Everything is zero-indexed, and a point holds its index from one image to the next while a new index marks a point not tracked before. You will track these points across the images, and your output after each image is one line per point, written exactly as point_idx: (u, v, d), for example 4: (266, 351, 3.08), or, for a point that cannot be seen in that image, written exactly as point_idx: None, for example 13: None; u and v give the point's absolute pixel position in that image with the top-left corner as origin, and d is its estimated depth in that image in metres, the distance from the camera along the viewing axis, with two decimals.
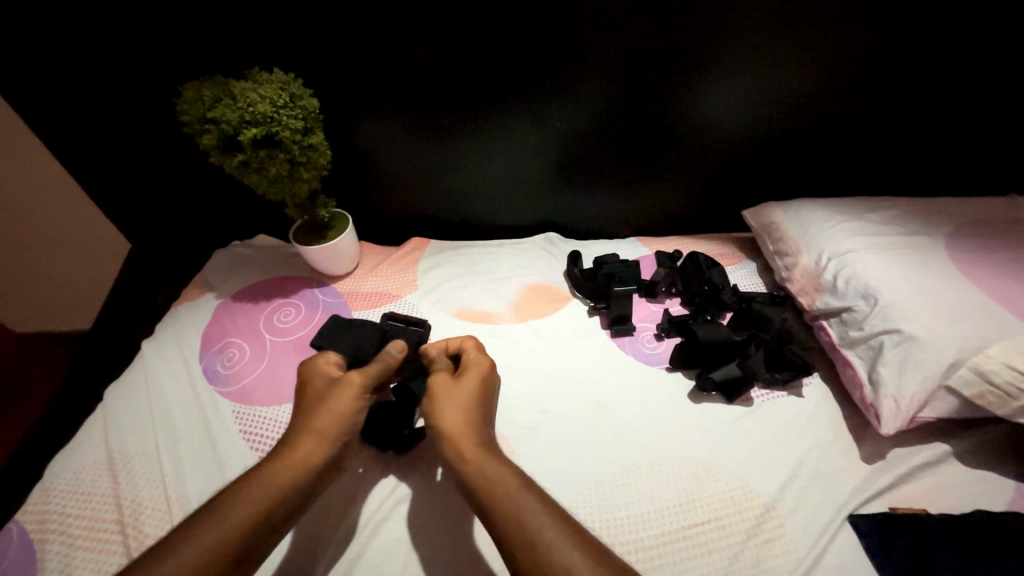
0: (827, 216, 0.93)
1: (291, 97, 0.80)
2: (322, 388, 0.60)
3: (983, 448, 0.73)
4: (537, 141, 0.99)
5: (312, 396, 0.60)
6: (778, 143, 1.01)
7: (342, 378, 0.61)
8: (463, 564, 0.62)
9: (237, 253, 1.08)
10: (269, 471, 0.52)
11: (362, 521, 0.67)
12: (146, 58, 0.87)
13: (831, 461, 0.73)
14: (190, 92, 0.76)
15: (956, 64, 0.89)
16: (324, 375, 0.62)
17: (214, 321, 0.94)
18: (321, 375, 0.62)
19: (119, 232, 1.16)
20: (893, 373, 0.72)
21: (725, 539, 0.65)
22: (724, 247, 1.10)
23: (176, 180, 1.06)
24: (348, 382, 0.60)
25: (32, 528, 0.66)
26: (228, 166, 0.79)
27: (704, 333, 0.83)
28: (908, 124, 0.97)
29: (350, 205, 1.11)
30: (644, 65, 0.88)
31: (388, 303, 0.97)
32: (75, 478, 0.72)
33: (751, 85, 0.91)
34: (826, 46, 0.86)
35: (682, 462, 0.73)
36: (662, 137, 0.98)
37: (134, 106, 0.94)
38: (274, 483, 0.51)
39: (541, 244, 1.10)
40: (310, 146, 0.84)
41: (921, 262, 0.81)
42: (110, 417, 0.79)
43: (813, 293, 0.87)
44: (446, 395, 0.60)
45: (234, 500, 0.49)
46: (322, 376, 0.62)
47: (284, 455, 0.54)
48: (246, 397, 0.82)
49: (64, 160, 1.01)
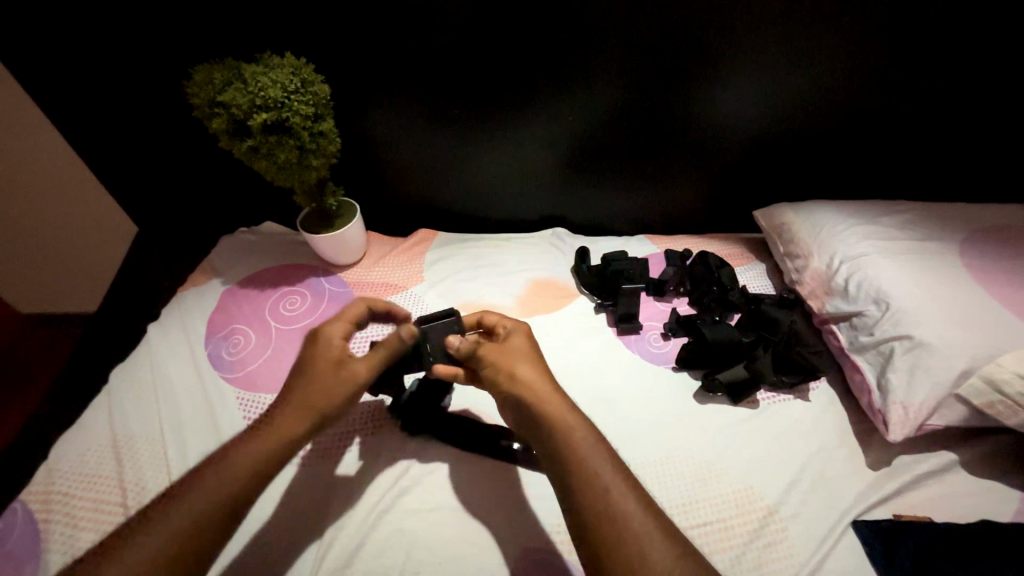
0: (840, 219, 0.92)
1: (302, 83, 0.79)
2: (326, 367, 0.60)
3: (989, 457, 0.73)
4: (547, 135, 0.98)
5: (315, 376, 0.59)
6: (791, 143, 0.99)
7: (348, 369, 0.60)
8: (465, 557, 0.62)
9: (243, 239, 1.08)
10: (223, 462, 0.52)
11: (365, 512, 0.67)
12: (157, 39, 0.87)
13: (835, 466, 0.72)
14: (200, 75, 0.76)
15: (978, 66, 0.87)
16: (333, 355, 0.61)
17: (220, 306, 0.94)
18: (331, 351, 0.61)
19: (126, 214, 1.16)
20: (903, 379, 0.71)
21: (727, 541, 0.65)
22: (734, 247, 1.09)
23: (184, 164, 1.05)
24: (352, 368, 0.60)
25: (37, 508, 0.67)
26: (238, 151, 0.78)
27: (712, 333, 0.83)
28: (926, 127, 0.96)
29: (358, 194, 1.10)
30: (658, 60, 0.86)
31: (394, 294, 0.96)
32: (79, 460, 0.72)
33: (766, 82, 0.89)
34: (843, 45, 0.85)
35: (686, 463, 0.72)
36: (674, 134, 0.97)
37: (141, 87, 0.93)
38: (232, 472, 0.51)
39: (548, 239, 1.10)
40: (320, 133, 0.83)
41: (936, 268, 0.80)
42: (115, 400, 0.79)
43: (823, 297, 0.86)
44: (505, 354, 0.60)
45: (193, 493, 0.49)
46: (331, 358, 0.61)
47: (241, 446, 0.54)
48: (250, 383, 0.82)
49: (73, 141, 1.01)
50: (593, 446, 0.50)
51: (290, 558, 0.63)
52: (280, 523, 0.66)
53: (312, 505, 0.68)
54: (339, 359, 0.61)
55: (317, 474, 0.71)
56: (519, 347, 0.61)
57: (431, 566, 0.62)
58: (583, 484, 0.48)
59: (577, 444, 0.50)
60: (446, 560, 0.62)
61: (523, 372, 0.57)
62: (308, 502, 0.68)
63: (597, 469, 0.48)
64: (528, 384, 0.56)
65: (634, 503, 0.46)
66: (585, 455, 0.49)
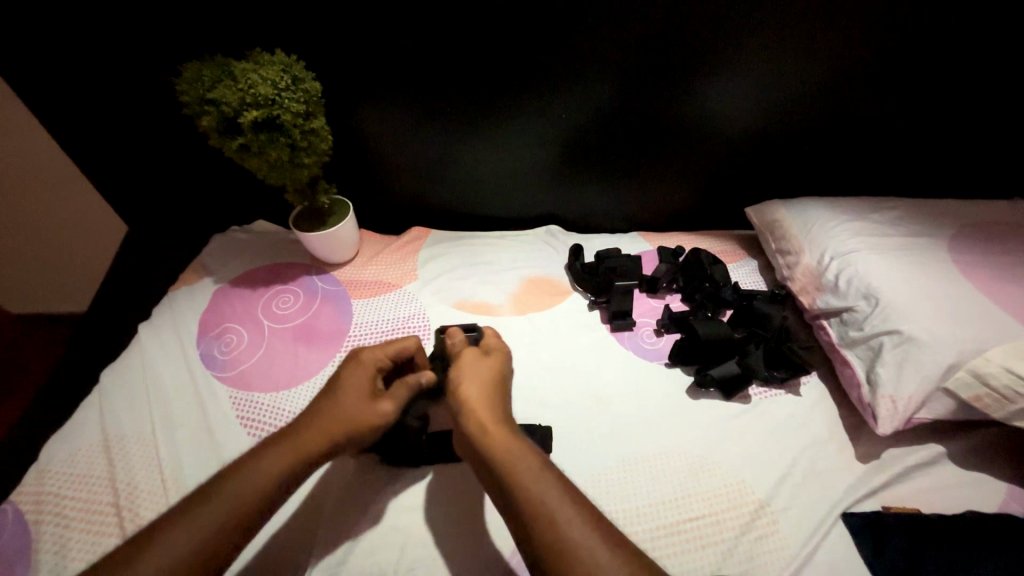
0: (831, 216, 0.93)
1: (293, 80, 0.79)
2: (358, 399, 0.60)
3: (977, 450, 0.74)
4: (540, 133, 0.98)
5: (350, 403, 0.59)
6: (784, 140, 1.00)
7: (378, 401, 0.61)
8: (459, 554, 0.63)
9: (235, 237, 1.07)
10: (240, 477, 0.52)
11: (359, 511, 0.66)
12: (146, 37, 0.86)
13: (825, 460, 0.73)
14: (189, 71, 0.75)
15: (967, 63, 0.87)
16: (365, 386, 0.61)
17: (212, 305, 0.94)
18: (364, 383, 0.61)
19: (116, 214, 1.15)
20: (892, 373, 0.72)
21: (719, 534, 0.65)
22: (726, 244, 1.09)
23: (174, 163, 1.05)
24: (381, 403, 0.61)
25: (27, 509, 0.66)
26: (229, 149, 0.78)
27: (704, 329, 0.83)
28: (914, 125, 0.97)
29: (351, 192, 1.10)
30: (649, 60, 0.87)
31: (387, 293, 0.96)
32: (70, 460, 0.71)
33: (758, 79, 0.90)
34: (836, 41, 0.85)
35: (679, 458, 0.73)
36: (666, 132, 0.98)
37: (131, 85, 0.92)
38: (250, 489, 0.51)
39: (543, 236, 1.10)
40: (311, 131, 0.82)
41: (924, 264, 0.80)
42: (106, 400, 0.79)
43: (814, 293, 0.87)
44: (460, 373, 0.61)
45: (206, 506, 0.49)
46: (363, 387, 0.61)
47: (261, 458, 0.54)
48: (243, 382, 0.82)
49: (61, 140, 1.00)
50: (538, 472, 0.50)
51: (284, 554, 0.63)
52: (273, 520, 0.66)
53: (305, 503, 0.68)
54: (370, 391, 0.61)
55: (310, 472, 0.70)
56: (478, 366, 0.62)
57: (426, 562, 0.62)
58: (530, 513, 0.48)
59: (521, 472, 0.50)
60: (441, 556, 0.62)
61: (473, 394, 0.58)
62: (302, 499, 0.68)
63: (544, 494, 0.49)
64: (478, 406, 0.57)
65: (585, 531, 0.46)
66: (533, 482, 0.50)
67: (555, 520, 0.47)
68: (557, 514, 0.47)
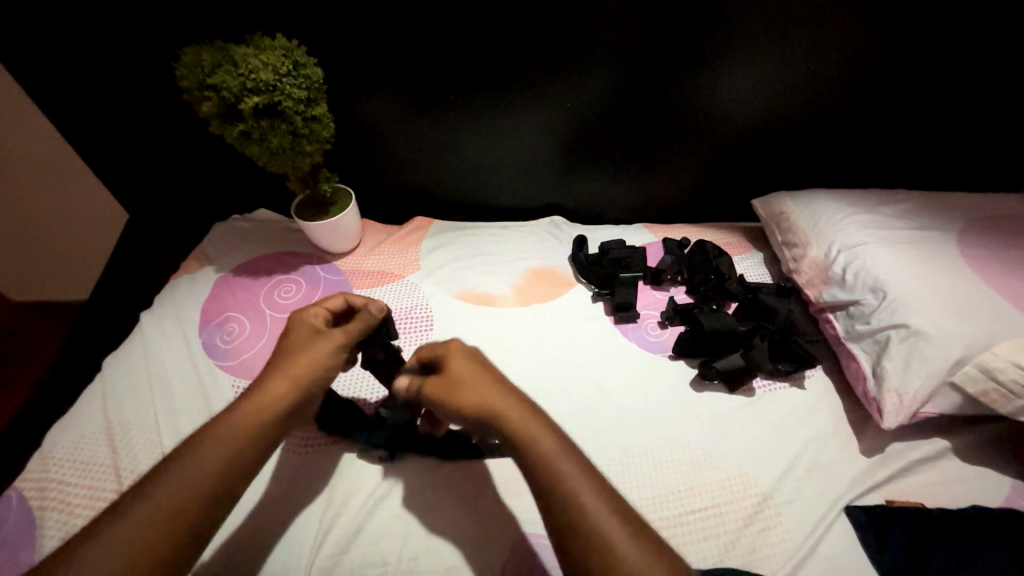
0: (840, 208, 0.91)
1: (295, 65, 0.78)
2: (303, 338, 0.58)
3: (982, 445, 0.73)
4: (544, 123, 0.96)
5: (292, 343, 0.58)
6: (791, 132, 0.98)
7: (322, 333, 0.59)
8: (462, 542, 0.63)
9: (237, 226, 1.07)
10: (157, 492, 0.45)
11: (362, 500, 0.67)
12: (148, 25, 0.85)
13: (829, 454, 0.73)
14: (189, 56, 0.73)
15: (982, 56, 0.86)
16: (308, 326, 0.60)
17: (214, 294, 0.93)
18: (306, 327, 0.60)
19: (117, 201, 1.15)
20: (898, 367, 0.72)
21: (722, 526, 0.65)
22: (732, 236, 1.08)
23: (175, 150, 1.04)
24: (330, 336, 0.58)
25: (31, 496, 0.67)
26: (229, 136, 0.76)
27: (708, 322, 0.82)
28: (924, 119, 0.95)
29: (354, 182, 1.09)
30: (655, 53, 0.86)
31: (390, 283, 0.95)
32: (73, 447, 0.72)
33: (767, 70, 0.88)
34: (847, 29, 0.83)
35: (682, 450, 0.73)
36: (673, 124, 0.96)
37: (131, 74, 0.91)
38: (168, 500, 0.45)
39: (547, 227, 1.09)
40: (313, 118, 0.81)
41: (934, 257, 0.79)
42: (109, 388, 0.79)
43: (820, 286, 0.86)
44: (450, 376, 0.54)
45: (127, 522, 0.43)
46: (307, 326, 0.60)
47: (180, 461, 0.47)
48: (246, 370, 0.82)
49: (63, 128, 0.99)
50: (565, 456, 0.47)
51: (289, 543, 0.63)
52: (274, 511, 0.65)
53: (308, 490, 0.68)
54: (313, 329, 0.60)
55: (314, 460, 0.71)
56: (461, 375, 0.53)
57: (429, 551, 0.62)
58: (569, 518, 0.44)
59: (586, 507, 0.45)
60: (444, 546, 0.63)
61: (472, 405, 0.51)
62: (304, 489, 0.68)
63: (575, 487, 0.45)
64: (485, 419, 0.50)
65: (610, 522, 0.44)
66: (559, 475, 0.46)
67: (588, 519, 0.44)
68: (581, 505, 0.45)
